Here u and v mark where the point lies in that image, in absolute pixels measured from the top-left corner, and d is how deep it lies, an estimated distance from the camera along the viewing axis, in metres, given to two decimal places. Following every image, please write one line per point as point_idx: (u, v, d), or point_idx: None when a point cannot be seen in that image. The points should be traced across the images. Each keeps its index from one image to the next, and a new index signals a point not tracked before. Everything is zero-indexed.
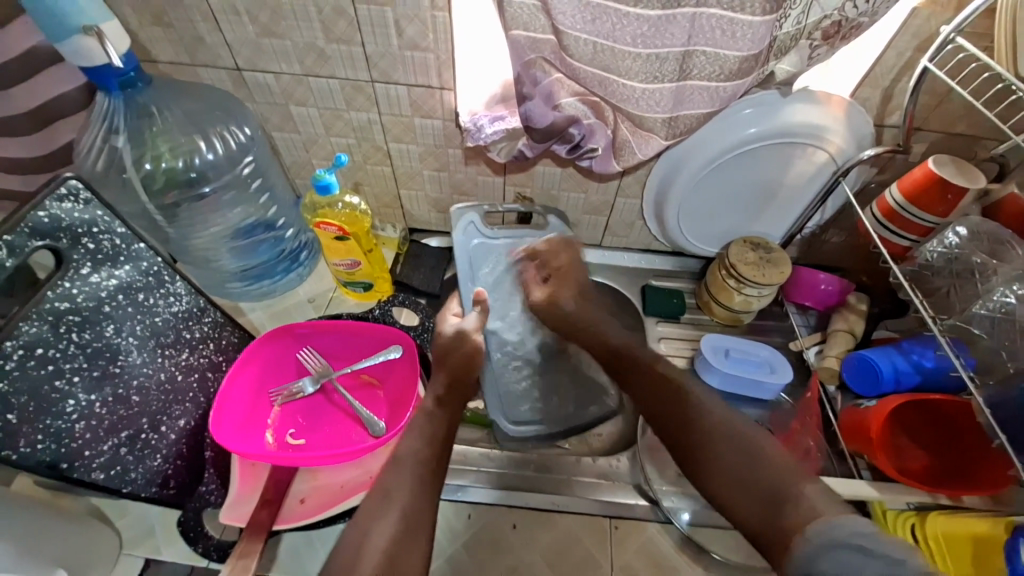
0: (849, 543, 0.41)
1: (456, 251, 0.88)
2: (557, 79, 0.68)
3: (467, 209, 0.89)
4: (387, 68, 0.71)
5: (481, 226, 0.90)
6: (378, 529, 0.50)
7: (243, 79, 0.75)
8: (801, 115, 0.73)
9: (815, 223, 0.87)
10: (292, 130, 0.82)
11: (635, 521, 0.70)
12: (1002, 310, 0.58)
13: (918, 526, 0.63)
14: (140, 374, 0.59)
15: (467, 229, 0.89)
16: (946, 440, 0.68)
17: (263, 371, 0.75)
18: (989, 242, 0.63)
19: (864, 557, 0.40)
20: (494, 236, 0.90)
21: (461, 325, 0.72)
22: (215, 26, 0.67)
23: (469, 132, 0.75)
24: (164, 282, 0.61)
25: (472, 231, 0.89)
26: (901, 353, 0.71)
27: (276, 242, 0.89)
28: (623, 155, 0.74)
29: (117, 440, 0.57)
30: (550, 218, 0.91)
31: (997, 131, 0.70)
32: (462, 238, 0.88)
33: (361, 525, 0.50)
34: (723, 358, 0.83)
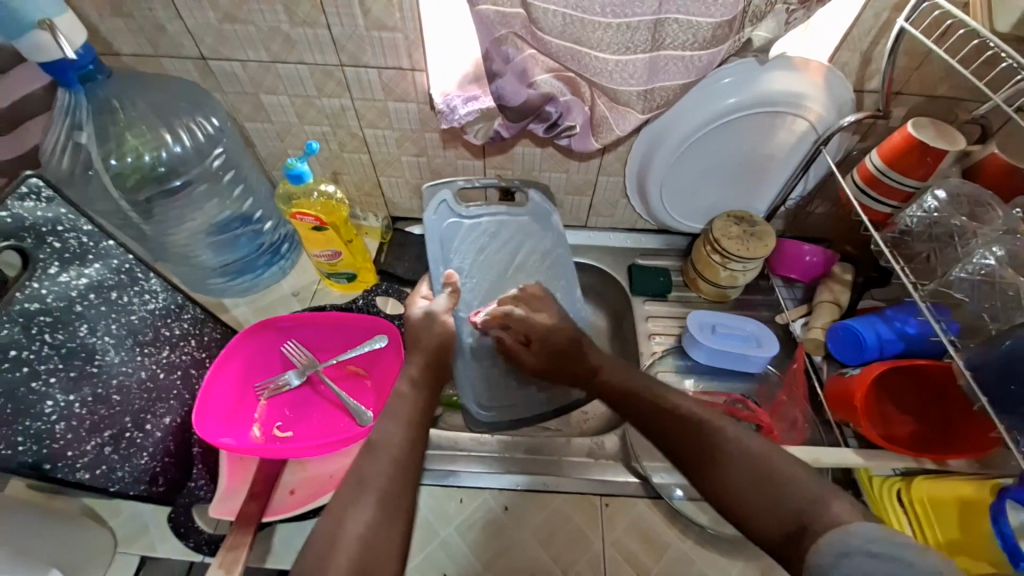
0: (860, 547, 0.39)
1: (428, 233, 0.80)
2: (531, 55, 0.66)
3: (439, 187, 0.82)
4: (355, 51, 0.70)
5: (453, 205, 0.82)
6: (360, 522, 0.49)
7: (209, 68, 0.73)
8: (778, 83, 0.72)
9: (798, 194, 0.87)
10: (264, 119, 0.81)
11: (626, 498, 0.71)
12: (981, 272, 0.58)
13: (904, 492, 0.64)
14: (118, 373, 0.58)
15: (439, 208, 0.81)
16: (928, 403, 0.69)
17: (247, 366, 0.74)
18: (969, 205, 0.63)
19: (872, 559, 0.38)
20: (467, 214, 0.83)
21: (430, 308, 0.71)
22: (175, 13, 0.65)
23: (443, 113, 0.73)
24: (137, 279, 0.60)
25: (444, 210, 0.81)
26: (884, 321, 0.71)
27: (254, 236, 0.87)
28: (601, 132, 0.73)
29: (101, 440, 0.56)
30: (531, 193, 0.86)
31: (976, 92, 0.69)
32: (434, 219, 0.80)
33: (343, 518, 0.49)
34: (710, 334, 0.83)
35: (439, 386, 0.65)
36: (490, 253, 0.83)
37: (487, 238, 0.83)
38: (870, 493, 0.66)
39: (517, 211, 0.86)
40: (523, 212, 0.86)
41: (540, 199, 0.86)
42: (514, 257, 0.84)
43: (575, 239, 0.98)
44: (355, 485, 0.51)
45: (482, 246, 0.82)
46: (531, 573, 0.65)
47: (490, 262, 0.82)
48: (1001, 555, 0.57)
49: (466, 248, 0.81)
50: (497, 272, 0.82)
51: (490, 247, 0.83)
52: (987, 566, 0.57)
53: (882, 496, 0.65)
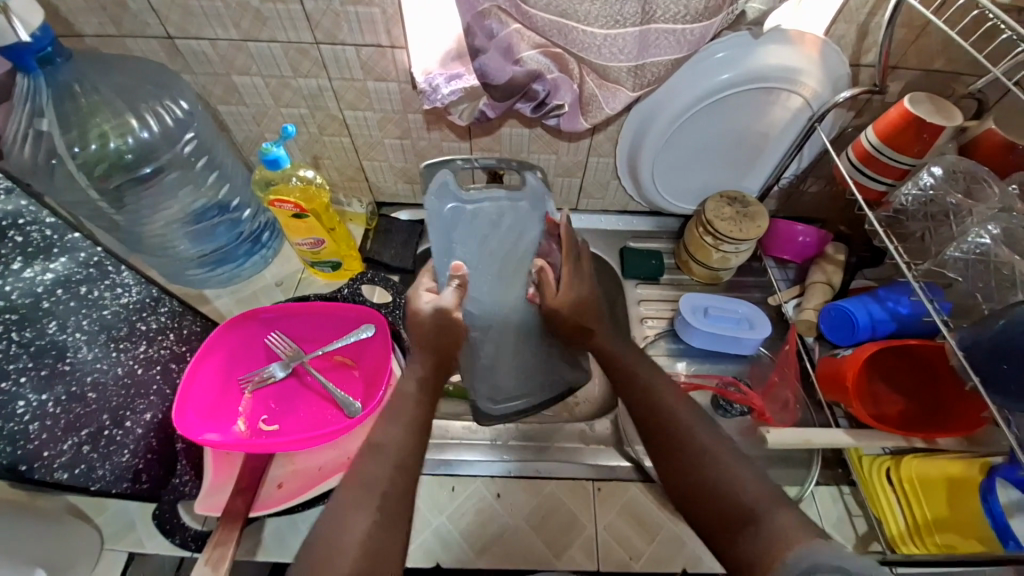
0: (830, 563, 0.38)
1: (428, 219, 0.73)
2: (516, 30, 0.63)
3: (442, 169, 0.76)
4: (331, 27, 0.66)
5: (454, 187, 0.76)
6: (348, 521, 0.48)
7: (176, 48, 0.69)
8: (773, 56, 0.70)
9: (792, 173, 0.85)
10: (238, 102, 0.77)
11: (618, 482, 0.71)
12: (976, 251, 0.57)
13: (893, 470, 0.65)
14: (93, 370, 0.56)
15: (439, 190, 0.74)
16: (920, 382, 0.68)
17: (230, 359, 0.72)
18: (965, 181, 0.62)
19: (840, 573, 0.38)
20: (467, 198, 0.73)
21: (438, 303, 0.67)
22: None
23: (425, 93, 0.70)
24: (108, 273, 0.57)
25: (445, 193, 0.74)
26: (876, 301, 0.71)
27: (233, 224, 0.84)
28: (590, 110, 0.70)
29: (78, 439, 0.55)
30: (528, 176, 0.76)
31: (974, 65, 0.67)
32: (433, 202, 0.74)
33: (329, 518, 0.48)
34: (701, 317, 0.82)
35: (432, 378, 0.64)
36: (493, 241, 0.72)
37: (489, 225, 0.72)
38: (859, 471, 0.66)
39: (513, 195, 0.74)
40: (522, 197, 0.74)
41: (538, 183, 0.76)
42: (521, 247, 0.72)
43: None
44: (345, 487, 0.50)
45: (484, 234, 0.72)
46: (525, 559, 0.65)
47: (490, 256, 0.72)
48: (990, 533, 0.59)
49: (466, 235, 0.72)
50: (501, 263, 0.72)
51: (491, 233, 0.72)
52: (977, 544, 0.59)
53: (871, 475, 0.65)
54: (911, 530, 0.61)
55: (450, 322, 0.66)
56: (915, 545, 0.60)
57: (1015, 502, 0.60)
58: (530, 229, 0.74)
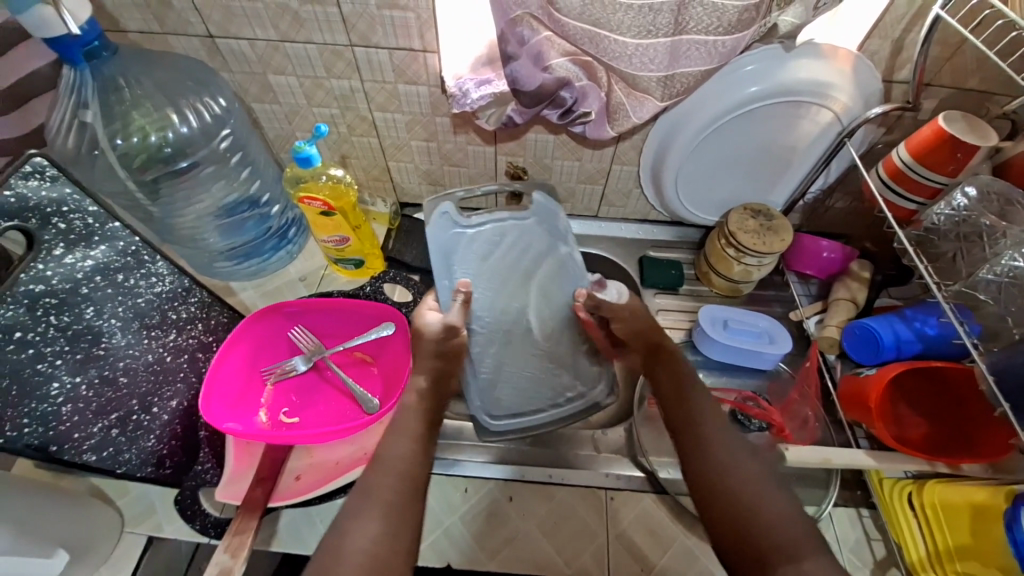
0: None
1: (434, 260, 0.74)
2: (547, 38, 0.64)
3: (439, 198, 0.75)
4: (365, 30, 0.68)
5: (454, 215, 0.76)
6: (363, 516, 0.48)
7: (216, 47, 0.71)
8: (805, 70, 0.69)
9: (818, 188, 0.84)
10: (272, 100, 0.79)
11: (631, 492, 0.70)
12: (1010, 275, 0.56)
13: (915, 495, 0.63)
14: (126, 356, 0.58)
15: (439, 220, 0.74)
16: (945, 404, 0.67)
17: (254, 351, 0.74)
18: (999, 203, 0.60)
19: None
20: (470, 223, 0.77)
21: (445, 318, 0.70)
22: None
23: (454, 97, 0.71)
24: (143, 262, 0.59)
25: (446, 222, 0.75)
26: (903, 321, 0.70)
27: (261, 219, 0.86)
28: (617, 119, 0.71)
29: (107, 422, 0.57)
30: (535, 193, 0.78)
31: (1011, 86, 0.66)
32: (435, 233, 0.74)
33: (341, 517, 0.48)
34: (721, 329, 0.81)
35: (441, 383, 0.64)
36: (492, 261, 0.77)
37: (490, 247, 0.77)
38: (880, 494, 0.65)
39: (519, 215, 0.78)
40: (529, 214, 0.78)
41: (545, 197, 0.78)
42: (521, 264, 0.78)
43: (586, 230, 0.96)
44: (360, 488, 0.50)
45: (487, 256, 0.77)
46: (535, 564, 0.65)
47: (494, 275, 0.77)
48: (1012, 561, 0.57)
49: (468, 259, 0.76)
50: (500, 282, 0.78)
51: (490, 254, 0.77)
52: (995, 571, 0.57)
53: (892, 498, 0.64)
54: (933, 556, 0.59)
55: (456, 339, 0.69)
56: (937, 572, 0.58)
57: None
58: (530, 243, 0.79)
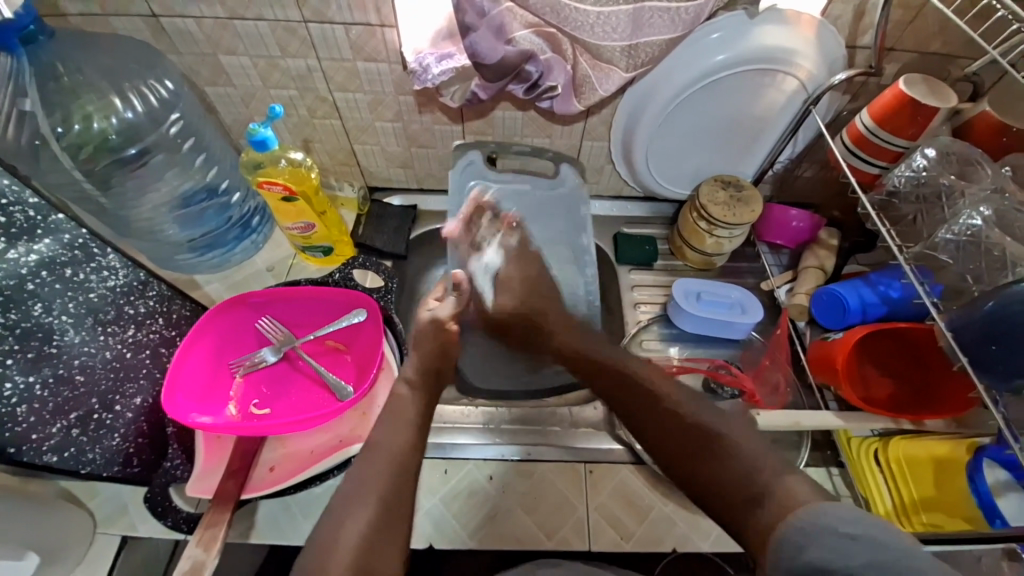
0: None
1: (450, 192, 0.82)
2: (507, 9, 0.62)
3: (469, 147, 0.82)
4: (319, 5, 0.65)
5: (481, 167, 0.84)
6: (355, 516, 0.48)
7: (161, 27, 0.67)
8: (770, 37, 0.68)
9: (786, 157, 0.84)
10: (225, 83, 0.76)
11: (609, 464, 0.71)
12: (968, 233, 0.57)
13: (881, 451, 0.65)
14: (81, 353, 0.56)
15: (466, 168, 0.83)
16: (908, 364, 0.69)
17: (219, 344, 0.72)
18: (958, 164, 0.61)
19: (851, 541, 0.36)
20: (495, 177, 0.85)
21: (437, 314, 0.67)
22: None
23: (415, 74, 0.69)
24: (93, 255, 0.56)
25: (470, 172, 0.83)
26: (868, 285, 0.71)
27: (222, 209, 0.83)
28: (584, 92, 0.70)
29: (66, 422, 0.55)
30: (562, 166, 0.86)
31: (971, 48, 0.67)
32: (458, 179, 0.83)
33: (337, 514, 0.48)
34: (694, 301, 0.82)
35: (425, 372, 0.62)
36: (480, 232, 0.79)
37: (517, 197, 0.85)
38: (848, 453, 0.67)
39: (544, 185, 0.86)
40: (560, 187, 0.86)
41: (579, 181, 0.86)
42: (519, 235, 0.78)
43: None
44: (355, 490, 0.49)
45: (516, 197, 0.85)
46: (517, 540, 0.66)
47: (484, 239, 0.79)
48: (977, 512, 0.60)
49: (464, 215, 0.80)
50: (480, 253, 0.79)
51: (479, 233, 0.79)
52: (962, 523, 0.60)
53: (859, 456, 0.66)
54: (898, 509, 0.62)
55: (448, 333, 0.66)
56: (900, 523, 0.60)
57: (1003, 483, 0.61)
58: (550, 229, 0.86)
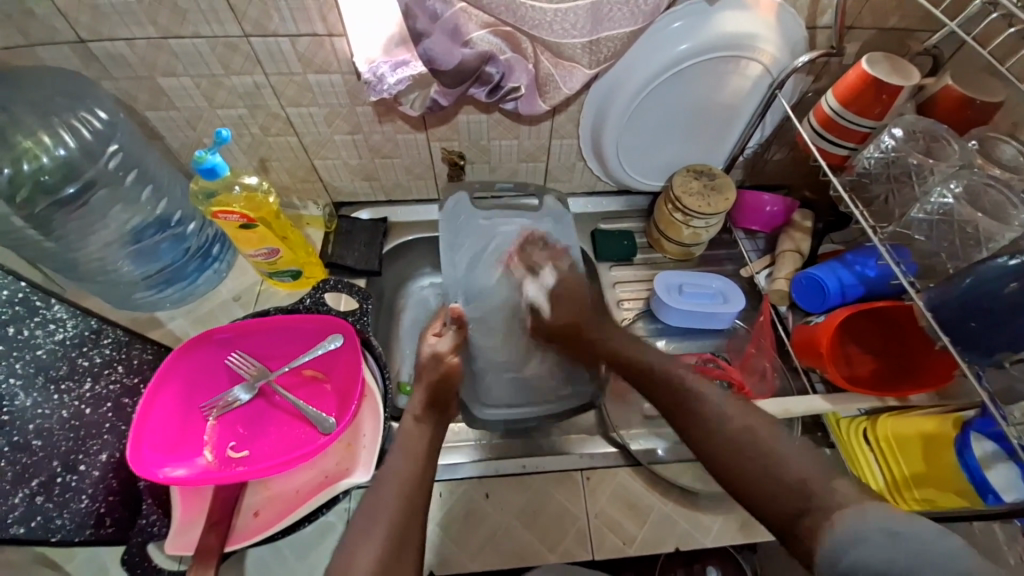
0: None
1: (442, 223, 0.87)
2: (461, 10, 0.59)
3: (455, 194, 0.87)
4: (260, 18, 0.61)
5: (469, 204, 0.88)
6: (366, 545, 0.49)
7: (90, 53, 0.62)
8: (731, 23, 0.67)
9: (756, 141, 0.83)
10: (168, 107, 0.71)
11: (605, 469, 0.70)
12: (940, 212, 0.58)
13: (870, 430, 0.67)
14: (35, 417, 0.53)
15: (456, 206, 0.88)
16: (890, 342, 0.69)
17: (188, 387, 0.68)
18: (925, 141, 0.62)
19: None
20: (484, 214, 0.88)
21: (439, 344, 0.69)
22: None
23: (370, 84, 0.66)
24: (37, 308, 0.53)
25: (459, 209, 0.88)
26: (845, 266, 0.71)
27: (178, 241, 0.79)
28: (548, 91, 0.68)
29: (28, 490, 0.51)
30: (547, 198, 0.90)
31: (929, 21, 0.67)
32: (449, 214, 0.87)
33: (350, 544, 0.49)
34: (677, 295, 0.81)
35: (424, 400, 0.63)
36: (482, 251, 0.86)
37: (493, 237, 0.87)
38: (837, 434, 0.69)
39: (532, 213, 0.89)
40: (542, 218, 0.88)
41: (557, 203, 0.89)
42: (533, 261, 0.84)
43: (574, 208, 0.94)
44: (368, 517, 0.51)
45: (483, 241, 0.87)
46: (518, 556, 0.64)
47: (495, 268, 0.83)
48: (968, 487, 0.59)
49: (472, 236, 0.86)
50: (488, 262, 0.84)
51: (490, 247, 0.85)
52: (953, 498, 0.60)
53: (849, 436, 0.68)
54: (890, 486, 0.63)
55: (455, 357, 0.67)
56: (894, 501, 0.62)
57: (991, 454, 0.59)
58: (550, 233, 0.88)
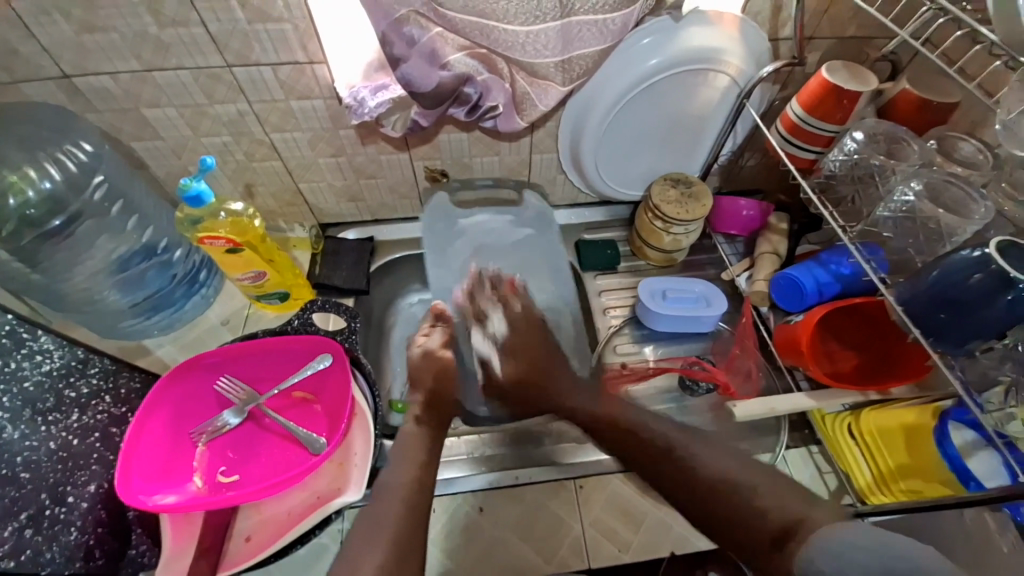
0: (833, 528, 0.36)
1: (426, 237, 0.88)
2: (438, 34, 0.61)
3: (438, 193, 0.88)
4: (241, 49, 0.62)
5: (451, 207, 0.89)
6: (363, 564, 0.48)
7: (75, 87, 0.64)
8: (697, 38, 0.70)
9: (729, 149, 0.86)
10: (152, 137, 0.72)
11: (598, 476, 0.70)
12: (903, 209, 0.60)
13: (854, 424, 0.68)
14: (23, 449, 0.52)
15: (435, 212, 0.89)
16: (870, 337, 0.70)
17: (176, 414, 0.67)
18: (886, 142, 0.64)
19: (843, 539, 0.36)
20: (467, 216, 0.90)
21: (426, 347, 0.70)
22: (23, 30, 0.57)
23: (351, 108, 0.68)
24: (24, 340, 0.53)
25: (439, 213, 0.89)
26: (820, 265, 0.73)
27: (164, 268, 0.79)
28: (525, 109, 0.70)
29: (17, 524, 0.49)
30: (527, 194, 0.90)
31: (884, 29, 0.71)
32: (431, 222, 0.89)
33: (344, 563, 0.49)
34: (661, 300, 0.83)
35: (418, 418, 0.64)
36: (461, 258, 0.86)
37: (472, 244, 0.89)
38: (823, 429, 0.70)
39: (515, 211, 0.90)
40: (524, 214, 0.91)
41: (539, 202, 0.91)
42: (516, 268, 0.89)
43: (556, 220, 0.95)
44: (366, 533, 0.51)
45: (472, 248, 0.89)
46: (514, 568, 0.64)
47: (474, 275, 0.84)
48: (952, 476, 0.62)
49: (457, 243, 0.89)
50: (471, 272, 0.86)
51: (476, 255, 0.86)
52: (939, 487, 0.62)
53: (835, 430, 0.69)
54: (877, 479, 0.64)
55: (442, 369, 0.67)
56: (882, 493, 0.63)
57: (970, 443, 0.62)
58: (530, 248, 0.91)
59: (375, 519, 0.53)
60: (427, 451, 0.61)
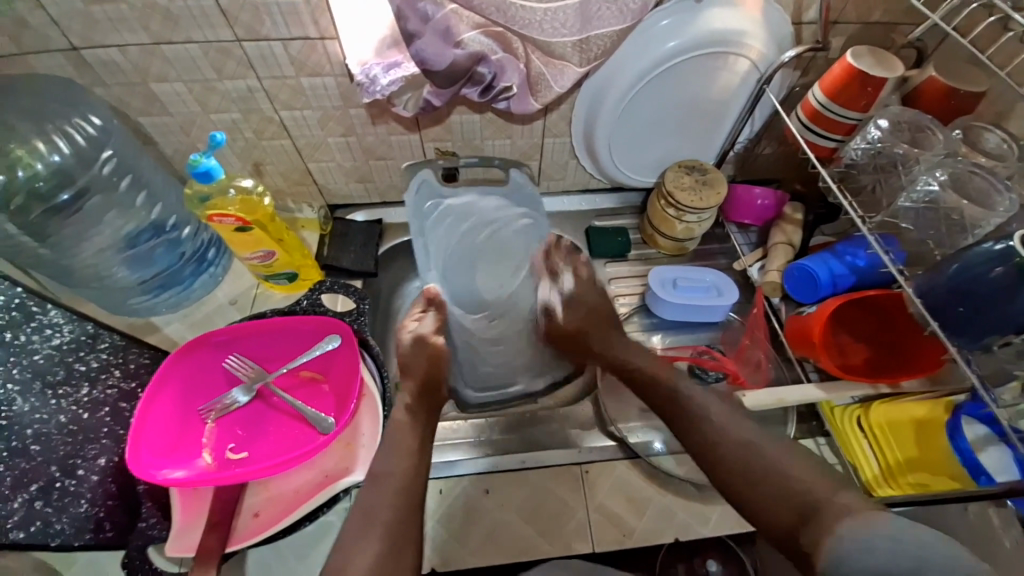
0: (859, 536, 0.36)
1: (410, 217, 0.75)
2: (453, 11, 0.59)
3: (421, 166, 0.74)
4: (251, 22, 0.61)
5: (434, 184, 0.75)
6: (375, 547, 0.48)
7: (85, 61, 0.63)
8: (718, 20, 0.68)
9: (746, 136, 0.85)
10: (160, 112, 0.71)
11: (604, 462, 0.71)
12: (926, 199, 0.59)
13: (863, 417, 0.68)
14: (33, 421, 0.54)
15: (420, 189, 0.74)
16: (883, 330, 0.69)
17: (184, 390, 0.68)
18: (910, 131, 0.63)
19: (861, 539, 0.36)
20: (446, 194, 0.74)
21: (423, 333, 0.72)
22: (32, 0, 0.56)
23: (363, 86, 0.66)
24: (33, 315, 0.54)
25: (426, 191, 0.74)
26: (836, 256, 0.72)
27: (172, 246, 0.79)
28: (539, 90, 0.68)
29: (28, 495, 0.52)
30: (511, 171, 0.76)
31: (912, 14, 0.68)
32: (415, 201, 0.75)
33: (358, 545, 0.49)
34: (671, 289, 0.82)
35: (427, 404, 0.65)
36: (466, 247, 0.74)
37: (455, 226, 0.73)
38: (831, 420, 0.70)
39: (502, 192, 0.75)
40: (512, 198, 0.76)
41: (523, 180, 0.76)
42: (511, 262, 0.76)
43: (568, 205, 0.95)
44: (364, 520, 0.52)
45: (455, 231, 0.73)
46: (519, 549, 0.65)
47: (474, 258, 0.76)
48: (963, 471, 0.62)
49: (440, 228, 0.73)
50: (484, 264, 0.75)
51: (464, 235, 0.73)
52: (949, 481, 0.62)
53: (843, 422, 0.68)
54: (885, 473, 0.64)
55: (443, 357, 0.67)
56: (889, 486, 0.63)
57: (982, 438, 0.62)
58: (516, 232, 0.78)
59: (383, 502, 0.53)
60: (416, 437, 0.61)
